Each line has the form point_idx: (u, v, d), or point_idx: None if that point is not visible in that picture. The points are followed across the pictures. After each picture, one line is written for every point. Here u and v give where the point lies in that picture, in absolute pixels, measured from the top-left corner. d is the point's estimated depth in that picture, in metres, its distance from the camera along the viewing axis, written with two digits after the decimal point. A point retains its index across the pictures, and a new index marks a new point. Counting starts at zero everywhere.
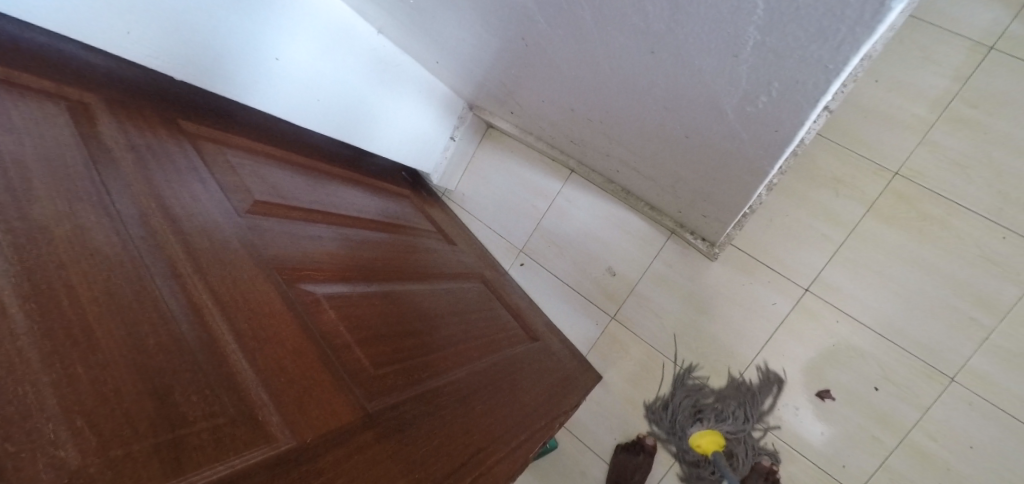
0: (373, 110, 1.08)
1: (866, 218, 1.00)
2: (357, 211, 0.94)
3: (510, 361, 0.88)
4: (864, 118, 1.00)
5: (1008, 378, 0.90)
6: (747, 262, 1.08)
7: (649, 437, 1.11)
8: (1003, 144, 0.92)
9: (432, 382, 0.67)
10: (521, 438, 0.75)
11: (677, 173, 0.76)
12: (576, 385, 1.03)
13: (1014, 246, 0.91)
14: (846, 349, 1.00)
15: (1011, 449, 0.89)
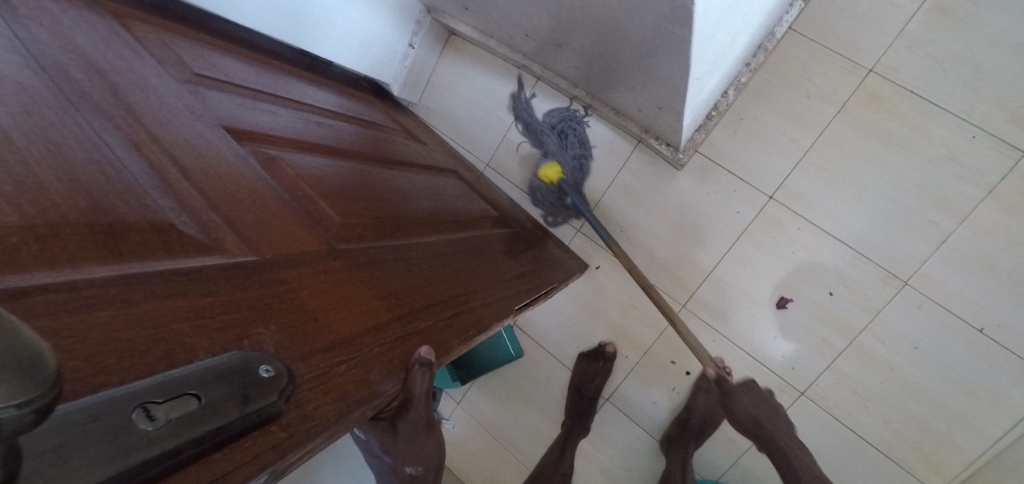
0: (327, 14, 0.98)
1: (835, 120, 0.98)
2: (316, 103, 0.88)
3: (486, 238, 0.87)
4: (841, 14, 0.95)
5: (962, 278, 0.92)
6: (713, 170, 1.07)
7: (610, 344, 1.14)
8: (993, 38, 0.87)
9: (404, 241, 0.64)
10: (503, 296, 0.73)
11: (639, 51, 0.73)
12: (562, 269, 1.03)
13: (982, 144, 0.89)
14: (806, 249, 1.01)
15: (952, 348, 0.93)
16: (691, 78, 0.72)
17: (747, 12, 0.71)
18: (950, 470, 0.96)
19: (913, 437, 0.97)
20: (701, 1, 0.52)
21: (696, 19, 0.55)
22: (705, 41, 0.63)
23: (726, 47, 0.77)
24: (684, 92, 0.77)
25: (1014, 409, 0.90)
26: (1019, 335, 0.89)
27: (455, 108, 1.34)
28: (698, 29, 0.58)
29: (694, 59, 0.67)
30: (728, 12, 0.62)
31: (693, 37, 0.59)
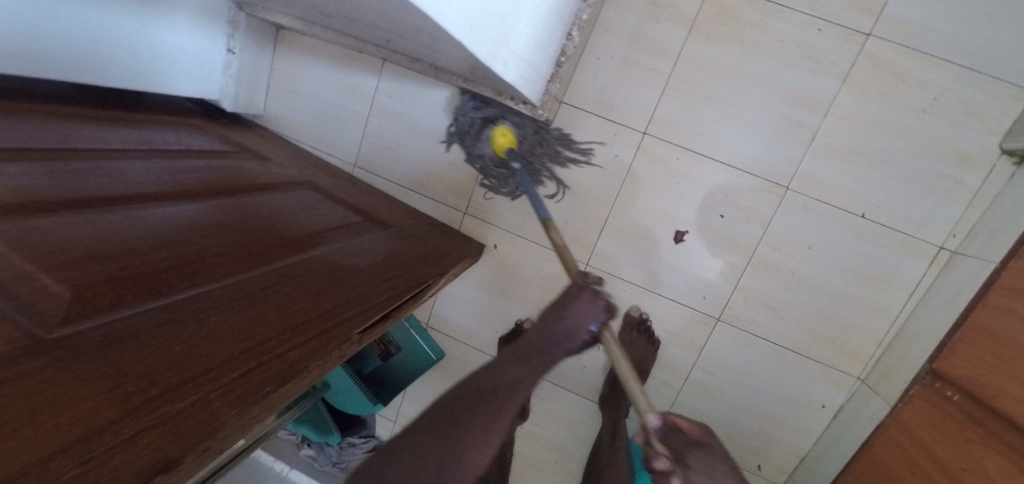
0: (78, 35, 0.73)
1: (688, 39, 0.93)
2: (103, 141, 0.69)
3: (337, 252, 0.76)
4: None
5: (833, 173, 0.92)
6: (583, 118, 0.99)
7: (528, 320, 1.09)
8: None
9: (180, 292, 0.50)
10: (350, 315, 0.63)
11: (412, 27, 0.58)
12: (446, 257, 0.92)
13: (828, 35, 0.88)
14: (691, 177, 0.97)
15: (844, 240, 0.93)
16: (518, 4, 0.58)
17: None
18: (863, 357, 0.96)
19: (824, 336, 0.97)
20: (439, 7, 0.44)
21: (450, 26, 0.47)
22: (490, 28, 0.54)
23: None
24: (519, 36, 0.62)
25: (905, 285, 0.93)
26: (897, 211, 0.91)
27: (294, 110, 1.13)
28: (464, 33, 0.49)
29: (500, 34, 0.57)
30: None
31: (464, 41, 0.50)
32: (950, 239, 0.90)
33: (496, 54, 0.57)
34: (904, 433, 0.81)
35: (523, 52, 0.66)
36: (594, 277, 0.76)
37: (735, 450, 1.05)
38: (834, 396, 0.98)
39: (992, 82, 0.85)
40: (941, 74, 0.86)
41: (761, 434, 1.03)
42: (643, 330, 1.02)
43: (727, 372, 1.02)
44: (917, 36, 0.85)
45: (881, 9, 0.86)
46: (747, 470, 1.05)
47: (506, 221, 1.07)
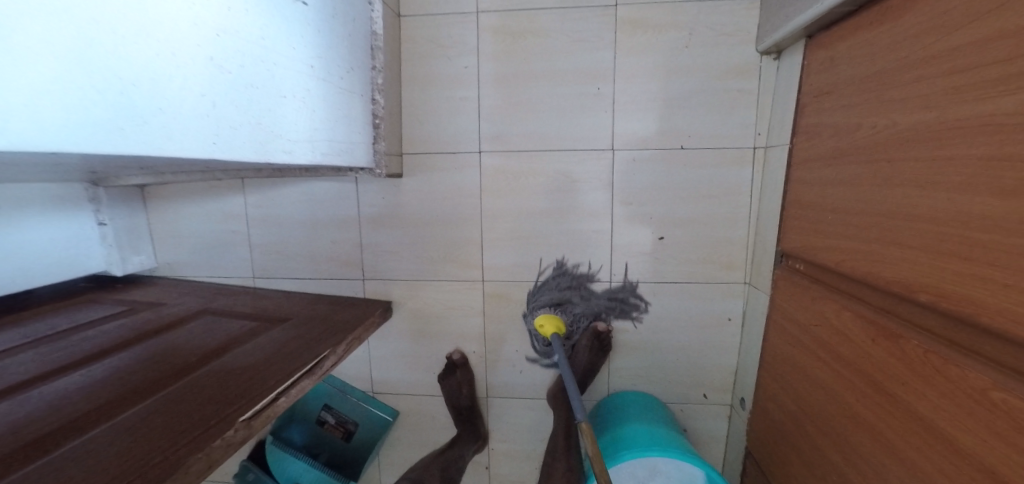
0: None
1: (481, 63, 1.05)
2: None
3: (232, 357, 0.83)
4: None
5: (644, 123, 1.04)
6: (425, 160, 1.09)
7: (456, 352, 1.15)
8: None
9: (66, 445, 0.59)
10: (238, 404, 0.69)
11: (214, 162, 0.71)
12: (348, 326, 1.00)
13: (586, 17, 1.02)
14: (535, 172, 1.08)
15: (677, 174, 1.05)
16: (279, 101, 0.68)
17: (292, 42, 0.70)
18: (741, 263, 1.07)
19: (701, 258, 1.07)
20: (202, 144, 0.56)
21: (219, 152, 0.59)
22: (267, 136, 0.67)
23: (315, 49, 0.75)
24: (297, 124, 0.73)
25: (743, 189, 1.04)
26: (707, 133, 1.03)
27: (180, 251, 1.19)
28: (239, 149, 0.62)
29: (263, 135, 0.66)
30: (248, 18, 0.60)
31: (243, 154, 0.63)
32: (759, 138, 1.02)
33: (269, 149, 0.67)
34: (784, 315, 0.90)
35: (310, 134, 0.76)
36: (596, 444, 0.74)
37: (680, 390, 1.12)
38: (734, 306, 1.08)
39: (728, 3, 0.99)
40: (685, 13, 1.00)
41: (693, 365, 1.11)
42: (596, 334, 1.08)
43: (639, 325, 1.11)
44: None
45: None
46: (697, 402, 1.12)
47: (401, 272, 1.14)
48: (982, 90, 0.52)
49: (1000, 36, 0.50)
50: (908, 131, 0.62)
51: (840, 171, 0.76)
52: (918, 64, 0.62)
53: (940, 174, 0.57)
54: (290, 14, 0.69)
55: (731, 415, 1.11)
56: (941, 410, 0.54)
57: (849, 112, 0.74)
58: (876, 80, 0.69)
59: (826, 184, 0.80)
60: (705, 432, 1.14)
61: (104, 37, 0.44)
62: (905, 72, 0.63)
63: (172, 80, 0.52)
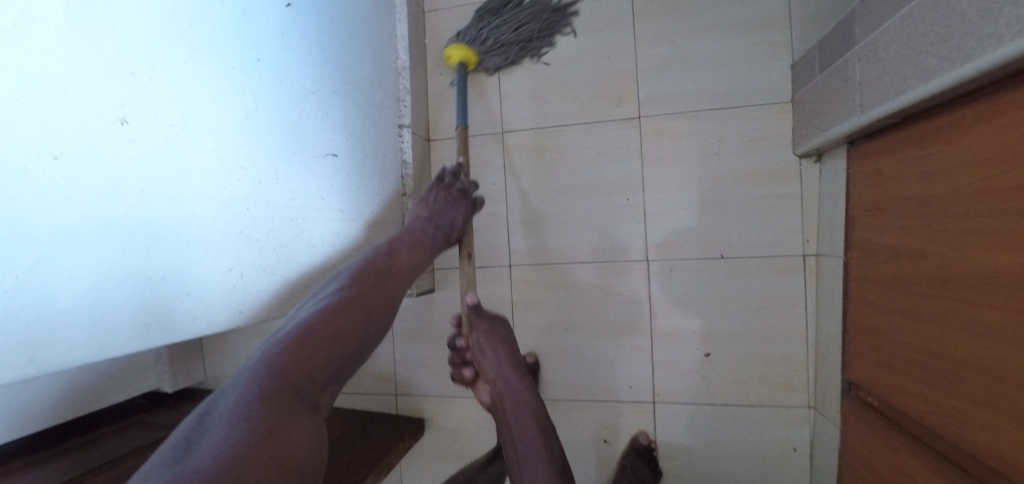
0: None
1: (508, 178, 1.07)
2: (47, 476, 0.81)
3: None
4: (454, 105, 1.11)
5: (678, 232, 0.99)
6: (455, 274, 1.10)
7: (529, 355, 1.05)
8: (554, 63, 1.06)
9: None
10: None
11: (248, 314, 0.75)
12: (381, 449, 0.96)
13: (609, 130, 1.03)
14: (566, 284, 1.04)
15: (718, 285, 0.98)
16: (307, 252, 0.72)
17: (322, 196, 0.75)
18: (802, 383, 0.95)
19: (755, 377, 0.96)
20: (228, 318, 0.60)
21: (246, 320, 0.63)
22: (294, 289, 0.70)
23: (344, 193, 0.81)
24: (325, 268, 0.76)
25: (796, 299, 0.94)
26: (748, 241, 0.96)
27: (226, 364, 1.24)
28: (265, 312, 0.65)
29: (288, 289, 0.70)
30: (279, 185, 0.66)
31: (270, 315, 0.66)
32: (808, 245, 0.94)
33: (295, 303, 0.70)
34: (863, 459, 0.77)
35: (339, 275, 0.79)
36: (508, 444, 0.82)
37: None
38: (801, 436, 0.95)
39: (756, 109, 0.96)
40: (712, 122, 0.98)
41: None
42: (649, 457, 0.98)
43: (690, 452, 1.00)
44: (675, 103, 0.99)
45: (637, 95, 1.01)
46: None
47: (433, 388, 1.11)
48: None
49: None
50: (979, 272, 0.54)
51: (907, 301, 0.66)
52: (975, 197, 0.55)
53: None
54: (320, 168, 0.75)
55: None
56: None
57: (906, 235, 0.67)
58: (929, 206, 0.62)
59: (891, 312, 0.70)
60: None
61: (140, 246, 0.49)
62: (963, 203, 0.56)
63: (200, 264, 0.56)
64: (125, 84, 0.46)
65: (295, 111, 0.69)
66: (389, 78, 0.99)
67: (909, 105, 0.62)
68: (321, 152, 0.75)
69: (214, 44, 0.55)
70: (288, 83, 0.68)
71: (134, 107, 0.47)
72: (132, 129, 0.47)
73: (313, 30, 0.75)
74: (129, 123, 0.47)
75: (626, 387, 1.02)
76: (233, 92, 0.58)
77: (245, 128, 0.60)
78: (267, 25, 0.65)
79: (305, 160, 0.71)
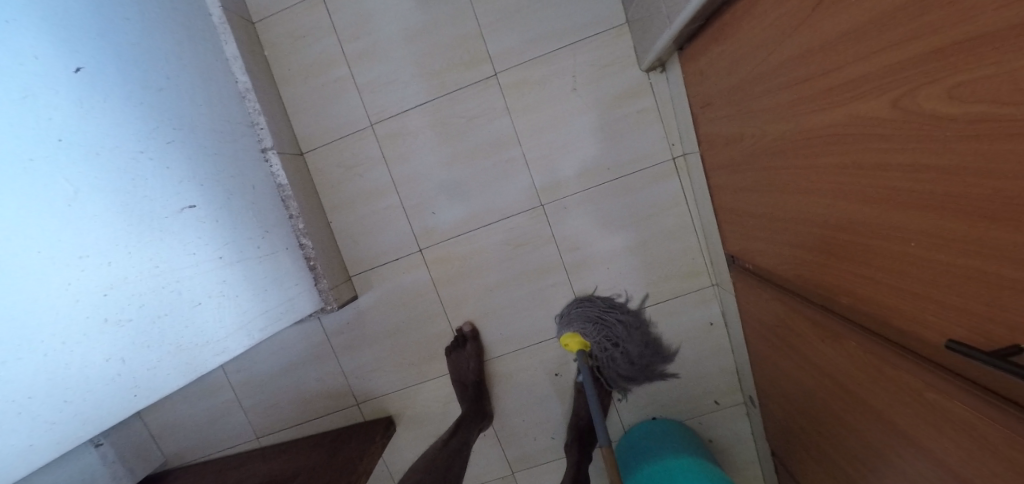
0: None
1: (392, 170, 1.08)
2: None
3: None
4: (315, 112, 1.08)
5: (562, 172, 1.06)
6: (373, 275, 1.11)
7: (466, 324, 1.11)
8: (398, 44, 1.05)
9: None
10: None
11: None
12: (351, 458, 1.00)
13: (471, 95, 1.05)
14: (480, 250, 1.09)
15: (611, 207, 1.06)
16: (192, 310, 0.73)
17: (191, 252, 0.74)
18: (702, 268, 1.07)
19: (662, 276, 1.08)
20: (121, 403, 0.63)
21: (144, 398, 0.66)
22: (192, 350, 0.73)
23: (217, 239, 0.80)
24: (221, 320, 0.78)
25: (677, 199, 1.05)
26: (624, 161, 1.04)
27: (181, 435, 1.21)
28: (164, 383, 0.68)
29: (186, 353, 0.72)
30: (134, 259, 0.65)
31: (170, 383, 0.69)
32: (674, 148, 1.03)
33: (195, 363, 0.73)
34: (754, 316, 0.91)
35: (239, 320, 0.81)
36: None
37: (690, 405, 1.13)
38: (712, 311, 1.09)
39: (597, 37, 1.01)
40: (561, 60, 1.02)
41: (696, 378, 1.12)
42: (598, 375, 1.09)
43: (629, 358, 1.11)
44: (523, 51, 1.02)
45: (488, 53, 1.03)
46: (710, 410, 1.13)
47: (390, 384, 1.15)
48: (814, 102, 0.54)
49: (810, 54, 0.52)
50: (780, 141, 0.63)
51: (746, 177, 0.76)
52: (763, 78, 0.63)
53: (815, 181, 0.58)
54: (179, 225, 0.74)
55: (749, 413, 1.11)
56: (906, 416, 0.54)
57: (731, 121, 0.76)
58: (739, 91, 0.71)
59: (739, 189, 0.80)
60: (731, 436, 1.13)
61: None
62: (758, 84, 0.65)
63: (70, 365, 0.58)
64: None
65: (127, 180, 0.67)
66: (231, 106, 0.94)
67: (699, 7, 0.68)
68: (173, 210, 0.73)
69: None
70: (107, 154, 0.65)
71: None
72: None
73: (119, 85, 0.70)
74: None
75: None
76: (40, 188, 0.56)
77: (70, 216, 0.59)
78: (60, 100, 0.60)
79: (155, 224, 0.70)
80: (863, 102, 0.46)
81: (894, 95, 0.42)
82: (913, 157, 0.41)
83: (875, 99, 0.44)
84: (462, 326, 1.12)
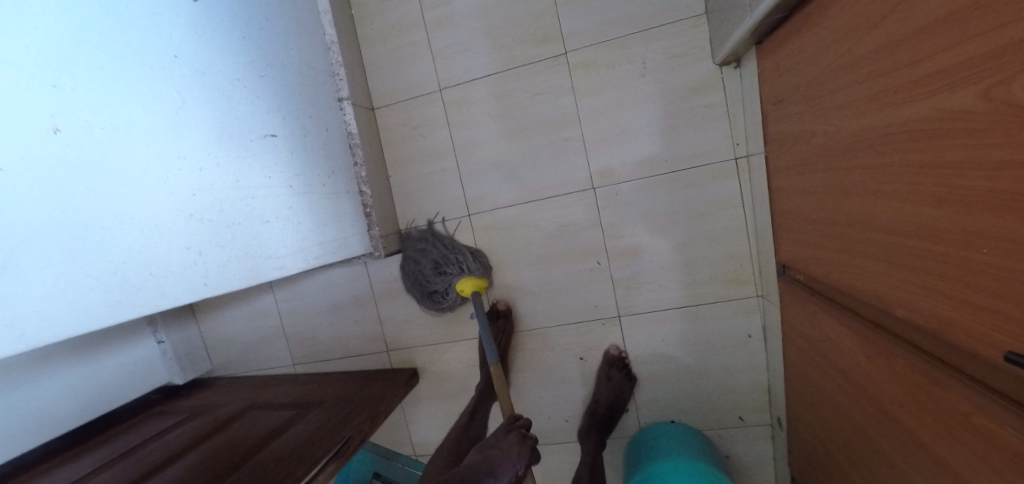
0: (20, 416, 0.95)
1: (453, 134, 1.12)
2: (82, 473, 0.92)
3: (272, 452, 0.92)
4: (391, 70, 1.14)
5: (617, 158, 1.05)
6: (421, 231, 1.17)
7: (501, 301, 1.14)
8: (477, 13, 1.08)
9: None
10: None
11: None
12: (374, 399, 1.06)
13: (539, 71, 1.06)
14: (524, 223, 1.11)
15: (663, 199, 1.04)
16: (261, 226, 0.80)
17: (266, 174, 0.82)
18: (749, 276, 1.03)
19: (705, 278, 1.05)
20: (195, 287, 0.68)
21: (214, 288, 0.71)
22: (257, 260, 0.79)
23: (290, 169, 0.88)
24: (284, 239, 0.85)
25: (733, 201, 1.01)
26: (683, 154, 1.02)
27: (231, 351, 1.34)
28: (231, 280, 0.74)
29: (252, 261, 0.78)
30: (221, 170, 0.73)
31: (236, 283, 0.75)
32: (739, 148, 1.00)
33: (258, 272, 0.79)
34: (798, 331, 0.86)
35: (298, 244, 0.88)
36: (523, 421, 0.89)
37: (715, 416, 1.09)
38: (754, 323, 1.04)
39: (675, 25, 0.99)
40: (634, 45, 1.01)
41: (725, 388, 1.08)
42: (622, 366, 1.09)
43: (656, 355, 1.10)
44: (597, 33, 1.02)
45: (561, 32, 1.04)
46: (734, 425, 1.09)
47: (419, 338, 1.20)
48: (898, 94, 0.50)
49: (902, 41, 0.49)
50: (858, 139, 0.59)
51: (811, 179, 0.73)
52: (846, 71, 0.60)
53: (886, 182, 0.54)
54: (260, 150, 0.81)
55: (775, 435, 1.06)
56: (948, 443, 0.50)
57: (805, 119, 0.72)
58: (817, 86, 0.67)
59: (802, 192, 0.77)
60: (752, 455, 1.09)
61: (92, 241, 0.56)
62: (839, 78, 0.62)
63: (159, 247, 0.64)
64: (48, 95, 0.51)
65: (225, 100, 0.75)
66: (318, 54, 1.02)
67: None
68: (257, 134, 0.81)
69: (128, 48, 0.60)
70: (211, 75, 0.73)
71: (63, 115, 0.53)
72: (67, 135, 0.53)
73: (228, 17, 0.77)
74: (61, 130, 0.53)
75: (594, 308, 1.11)
76: (157, 89, 0.64)
77: (175, 121, 0.66)
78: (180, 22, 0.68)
79: (242, 143, 0.77)
80: (957, 94, 0.42)
81: (993, 84, 0.38)
82: (1004, 153, 0.38)
83: (972, 90, 0.41)
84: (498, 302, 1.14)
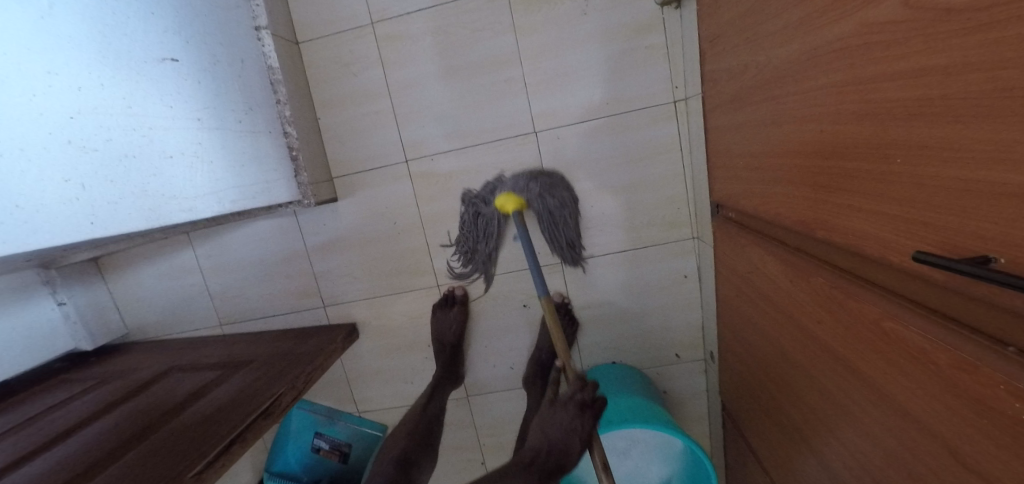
0: None
1: (387, 74, 1.05)
2: None
3: (198, 410, 0.86)
4: (317, 1, 1.04)
5: (559, 101, 1.03)
6: (355, 179, 1.10)
7: (456, 288, 1.13)
8: None
9: None
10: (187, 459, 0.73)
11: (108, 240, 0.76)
12: (312, 353, 1.02)
13: (479, 6, 1.00)
14: (466, 170, 1.07)
15: (604, 142, 1.04)
16: (162, 161, 0.72)
17: (166, 103, 0.73)
18: (685, 220, 1.06)
19: (644, 222, 1.07)
20: (73, 223, 0.62)
21: (99, 225, 0.64)
22: (158, 197, 0.72)
23: (197, 100, 0.79)
24: (191, 178, 0.77)
25: (671, 145, 1.02)
26: (624, 97, 1.01)
27: (147, 313, 1.22)
28: (124, 218, 0.67)
29: (152, 199, 0.71)
30: (106, 91, 0.64)
31: (130, 221, 0.68)
32: (677, 92, 1.00)
33: (159, 212, 0.72)
34: (728, 267, 0.90)
35: (211, 185, 0.81)
36: None
37: (652, 355, 1.14)
38: (689, 265, 1.08)
39: None
40: None
41: (663, 328, 1.12)
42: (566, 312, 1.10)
43: (598, 300, 1.12)
44: None
45: None
46: (671, 363, 1.14)
47: (358, 292, 1.15)
48: (824, 16, 0.51)
49: None
50: (786, 66, 0.60)
51: (742, 114, 0.74)
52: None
53: (811, 105, 0.56)
54: (157, 73, 0.72)
55: (707, 370, 1.12)
56: (851, 346, 0.54)
57: (739, 53, 0.73)
58: (751, 16, 0.67)
59: (735, 129, 0.78)
60: (686, 391, 1.16)
61: None
62: (771, 5, 0.62)
63: (24, 174, 0.56)
64: None
65: (109, 12, 0.65)
66: None
67: None
68: (151, 58, 0.71)
69: None
70: None
71: None
72: None
73: None
74: None
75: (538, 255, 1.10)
76: None
77: (42, 29, 0.57)
78: None
79: (132, 65, 0.68)
80: (875, 6, 0.43)
81: None
82: (913, 59, 0.39)
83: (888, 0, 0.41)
84: (454, 289, 1.13)
